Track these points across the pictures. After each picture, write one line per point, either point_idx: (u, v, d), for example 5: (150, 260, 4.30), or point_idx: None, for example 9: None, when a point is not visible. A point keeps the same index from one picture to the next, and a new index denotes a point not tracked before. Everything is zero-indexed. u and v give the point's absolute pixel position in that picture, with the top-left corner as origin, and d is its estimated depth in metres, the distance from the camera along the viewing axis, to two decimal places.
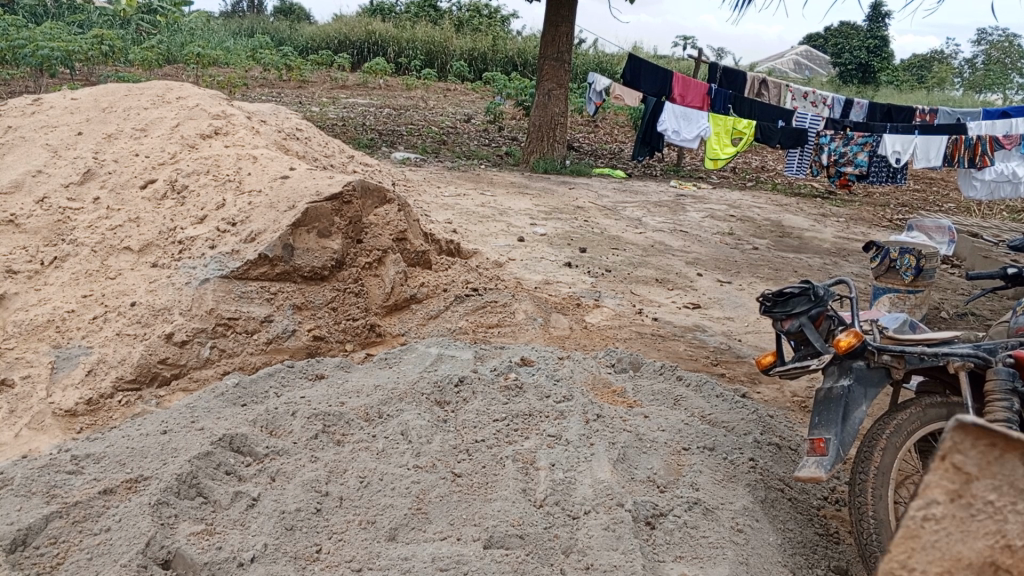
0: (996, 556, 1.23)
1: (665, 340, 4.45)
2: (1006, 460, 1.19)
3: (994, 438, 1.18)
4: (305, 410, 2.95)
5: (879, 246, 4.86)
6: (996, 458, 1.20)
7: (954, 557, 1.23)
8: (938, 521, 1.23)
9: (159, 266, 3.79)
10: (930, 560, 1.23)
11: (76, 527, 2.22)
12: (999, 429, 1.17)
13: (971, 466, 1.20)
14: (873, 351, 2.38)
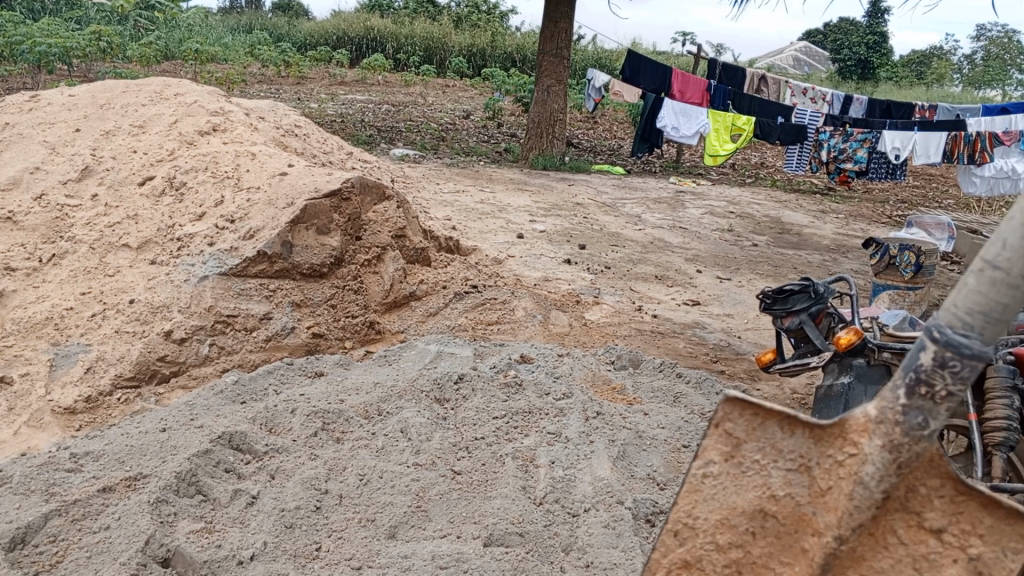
0: (763, 504, 1.62)
1: (664, 337, 4.44)
2: (765, 427, 1.58)
3: (755, 410, 1.57)
4: (305, 407, 2.94)
5: (879, 244, 4.84)
6: (757, 425, 1.59)
7: (729, 503, 1.64)
8: (715, 476, 1.64)
9: (158, 263, 3.78)
10: (710, 509, 1.65)
11: (75, 525, 2.21)
12: (758, 404, 1.57)
13: (738, 432, 1.61)
14: (874, 348, 2.33)
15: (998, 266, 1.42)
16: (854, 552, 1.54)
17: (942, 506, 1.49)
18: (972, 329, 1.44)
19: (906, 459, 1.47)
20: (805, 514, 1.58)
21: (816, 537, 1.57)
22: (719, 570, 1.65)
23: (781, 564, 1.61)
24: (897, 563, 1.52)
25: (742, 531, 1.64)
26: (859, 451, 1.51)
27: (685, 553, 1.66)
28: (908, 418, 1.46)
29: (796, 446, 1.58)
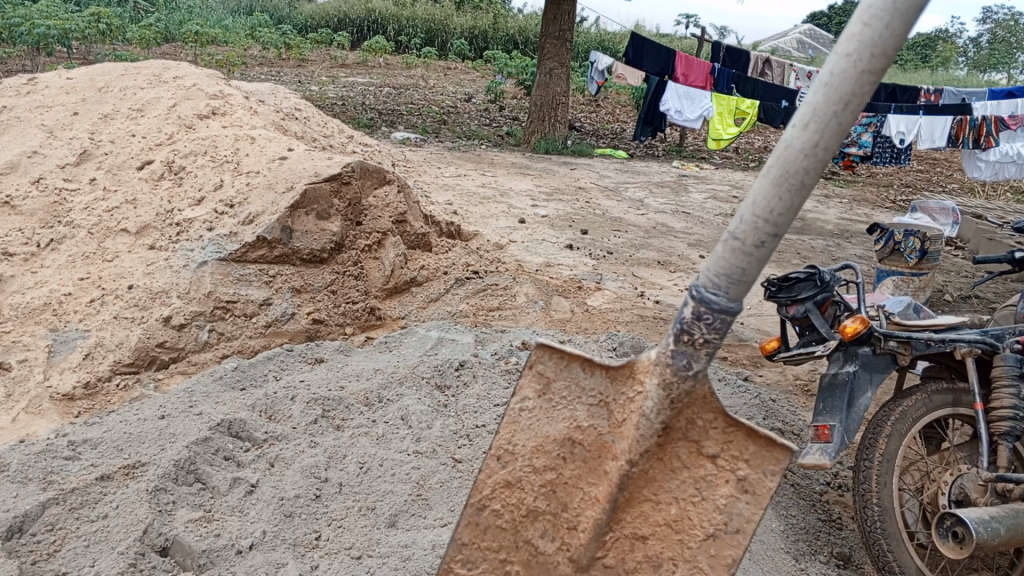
0: (571, 433, 1.92)
1: (667, 323, 4.42)
2: (570, 368, 1.94)
3: (560, 352, 1.93)
4: (304, 394, 2.92)
5: (883, 229, 4.80)
6: (564, 366, 1.94)
7: (543, 433, 1.93)
8: (530, 410, 1.94)
9: (156, 248, 3.75)
10: (526, 437, 1.94)
11: (73, 513, 2.20)
12: (562, 348, 1.93)
13: (548, 371, 1.95)
14: (880, 337, 2.35)
15: (737, 238, 1.73)
16: (647, 473, 1.86)
17: (716, 435, 1.86)
18: (721, 289, 1.77)
19: (678, 395, 1.81)
20: (607, 442, 1.90)
21: (614, 460, 1.87)
22: (537, 490, 1.91)
23: (587, 487, 1.89)
24: (682, 484, 1.87)
25: (554, 455, 1.93)
26: (643, 389, 1.86)
27: (506, 475, 1.92)
28: (676, 360, 1.81)
29: (595, 383, 1.92)
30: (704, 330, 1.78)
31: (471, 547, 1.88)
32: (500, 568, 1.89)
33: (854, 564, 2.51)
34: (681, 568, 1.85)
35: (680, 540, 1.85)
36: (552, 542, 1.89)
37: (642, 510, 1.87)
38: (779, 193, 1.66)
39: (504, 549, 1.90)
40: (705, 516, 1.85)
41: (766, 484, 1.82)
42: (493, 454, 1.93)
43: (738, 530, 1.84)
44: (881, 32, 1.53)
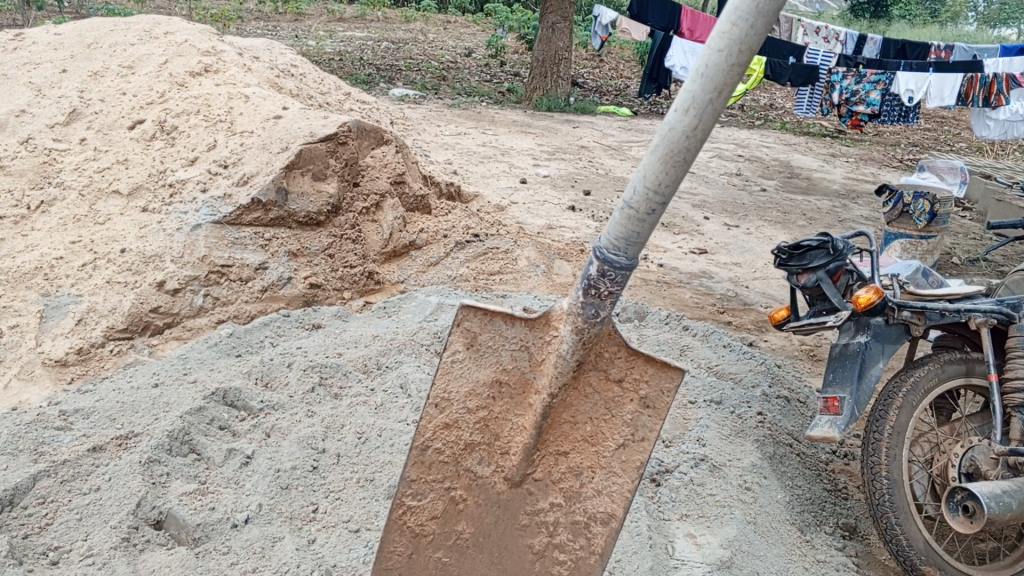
0: (498, 376, 1.98)
1: (670, 288, 4.34)
2: (494, 322, 1.95)
3: (483, 310, 1.94)
4: (301, 361, 2.87)
5: (892, 190, 4.72)
6: (488, 321, 1.95)
7: (473, 378, 1.97)
8: (461, 360, 1.96)
9: (149, 210, 3.67)
10: (459, 384, 1.97)
11: (64, 486, 2.15)
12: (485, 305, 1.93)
13: (474, 327, 1.95)
14: (893, 307, 2.28)
15: (631, 206, 1.76)
16: (565, 400, 1.96)
17: (621, 363, 1.95)
18: (621, 250, 1.82)
19: (589, 337, 1.89)
20: (528, 379, 1.97)
21: (537, 395, 1.96)
22: (473, 429, 1.96)
23: (515, 417, 1.97)
24: (595, 405, 1.97)
25: (485, 396, 1.97)
26: (558, 334, 1.93)
27: (444, 418, 1.95)
28: (585, 311, 1.88)
29: (517, 333, 1.96)
30: (609, 284, 1.85)
31: (417, 483, 1.91)
32: (445, 497, 1.92)
33: (859, 535, 2.48)
34: (599, 475, 1.95)
35: (596, 451, 1.96)
36: (487, 467, 1.96)
37: (563, 428, 1.97)
38: (665, 167, 1.69)
39: (447, 479, 1.93)
40: (614, 429, 1.96)
41: (664, 395, 1.94)
42: (432, 401, 1.95)
43: (643, 438, 1.95)
44: (748, 32, 1.57)
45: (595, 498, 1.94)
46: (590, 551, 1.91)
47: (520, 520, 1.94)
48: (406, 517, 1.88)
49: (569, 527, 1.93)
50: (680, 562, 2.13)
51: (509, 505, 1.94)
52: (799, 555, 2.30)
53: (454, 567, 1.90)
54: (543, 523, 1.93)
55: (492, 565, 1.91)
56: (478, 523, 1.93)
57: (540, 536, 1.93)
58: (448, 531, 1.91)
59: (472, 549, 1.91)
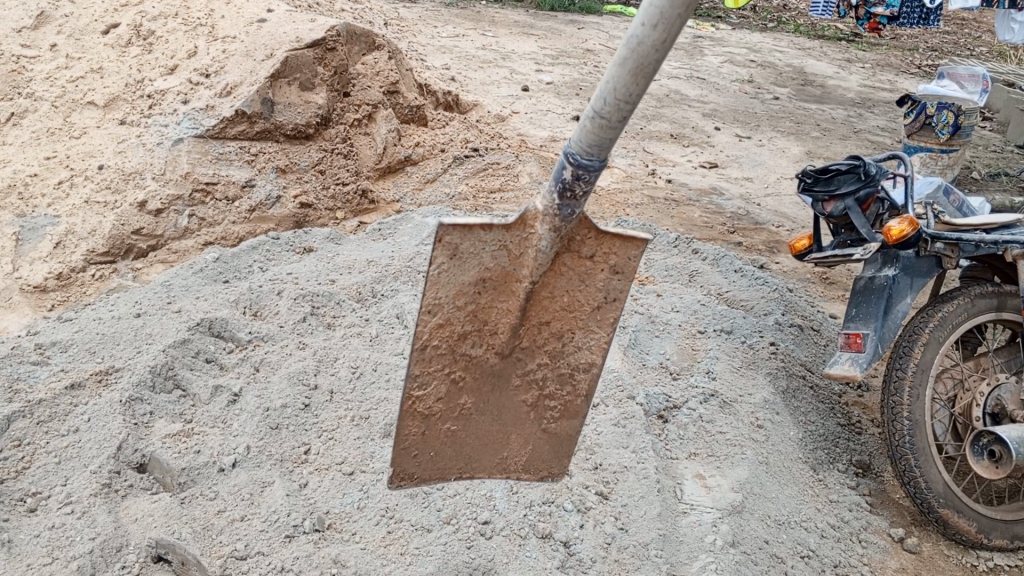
0: (481, 273, 1.68)
1: (679, 206, 4.15)
2: (474, 230, 1.62)
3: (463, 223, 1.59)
4: (291, 289, 2.72)
5: (914, 101, 4.47)
6: (468, 230, 1.62)
7: (456, 282, 1.66)
8: (439, 268, 1.63)
9: (127, 123, 3.45)
10: (444, 288, 1.66)
11: (41, 428, 2.04)
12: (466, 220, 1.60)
13: (454, 240, 1.61)
14: (926, 239, 2.11)
15: (600, 117, 1.48)
16: (545, 282, 1.71)
17: (591, 239, 1.70)
18: (593, 156, 1.56)
19: (565, 227, 1.64)
20: (509, 272, 1.69)
21: (520, 282, 1.69)
22: (464, 323, 1.70)
23: (501, 304, 1.71)
24: (570, 278, 1.73)
25: (471, 293, 1.69)
26: (537, 231, 1.65)
27: (437, 320, 1.67)
28: (562, 213, 1.62)
29: (494, 236, 1.65)
30: (585, 187, 1.59)
31: (420, 376, 1.70)
32: (446, 379, 1.73)
33: (873, 472, 2.39)
34: (579, 334, 1.77)
35: (574, 317, 1.76)
36: (480, 350, 1.73)
37: (543, 302, 1.74)
38: (636, 80, 1.42)
39: (446, 366, 1.72)
40: (589, 295, 1.75)
41: (636, 259, 1.71)
42: (420, 310, 1.65)
43: (616, 300, 1.75)
44: None
45: (576, 354, 1.79)
46: (575, 400, 1.82)
47: (513, 382, 1.79)
48: (414, 406, 1.71)
49: (554, 382, 1.80)
50: (689, 507, 2.05)
51: (502, 373, 1.77)
52: (811, 495, 2.22)
53: (461, 434, 1.78)
54: (534, 380, 1.79)
55: (493, 424, 1.80)
56: (477, 394, 1.77)
57: (533, 391, 1.80)
58: (453, 407, 1.75)
59: (475, 416, 1.78)
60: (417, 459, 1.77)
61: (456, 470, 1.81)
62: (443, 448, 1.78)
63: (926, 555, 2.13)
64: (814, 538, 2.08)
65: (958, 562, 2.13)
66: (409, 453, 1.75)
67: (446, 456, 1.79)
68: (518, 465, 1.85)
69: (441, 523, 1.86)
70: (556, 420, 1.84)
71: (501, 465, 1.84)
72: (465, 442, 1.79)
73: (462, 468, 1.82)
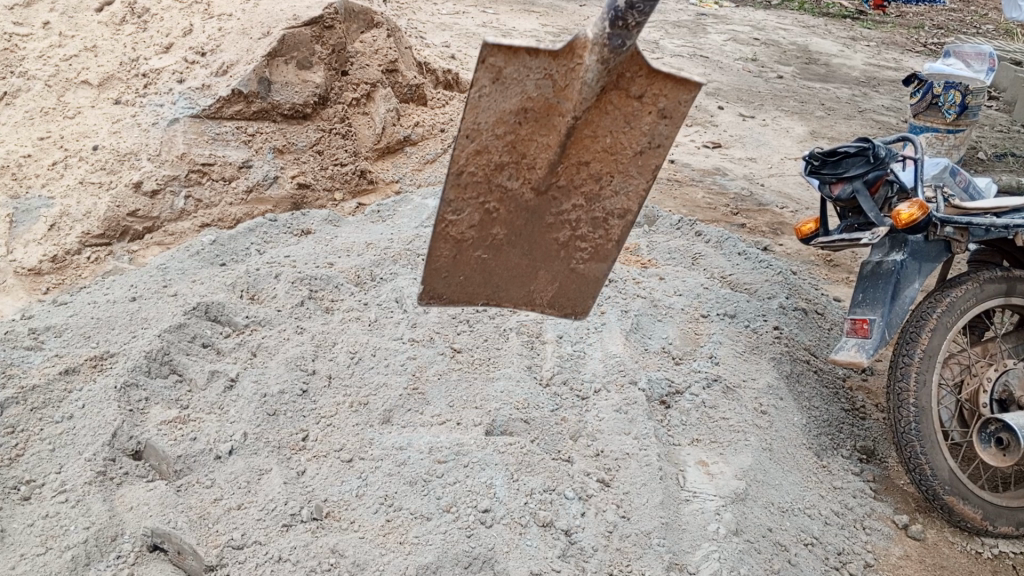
0: (524, 105, 1.76)
1: (682, 186, 4.11)
2: (520, 55, 1.70)
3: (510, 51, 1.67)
4: (289, 272, 2.68)
5: (920, 80, 4.37)
6: (515, 55, 1.70)
7: (499, 109, 1.75)
8: (483, 95, 1.72)
9: (122, 103, 3.41)
10: (486, 116, 1.75)
11: (35, 414, 2.01)
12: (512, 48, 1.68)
13: (499, 65, 1.70)
14: (937, 224, 2.08)
15: None
16: (588, 121, 1.79)
17: (640, 80, 1.76)
18: None
19: (612, 60, 1.70)
20: (552, 105, 1.77)
21: (562, 118, 1.78)
22: (502, 155, 1.81)
23: (541, 138, 1.81)
24: (615, 121, 1.81)
25: (511, 125, 1.78)
26: (585, 61, 1.72)
27: (475, 147, 1.78)
28: (612, 43, 1.68)
29: (540, 65, 1.73)
30: (637, 17, 1.64)
31: (454, 203, 1.83)
32: (481, 209, 1.86)
33: (877, 458, 2.36)
34: (616, 179, 1.87)
35: (615, 160, 1.85)
36: (515, 184, 1.85)
37: (584, 142, 1.82)
38: None
39: (481, 195, 1.84)
40: (632, 138, 1.83)
41: (685, 104, 1.79)
42: (460, 134, 1.76)
43: (659, 146, 1.84)
44: None
45: (611, 200, 1.89)
46: (605, 245, 1.94)
47: (545, 222, 1.91)
48: (447, 230, 1.87)
49: (586, 223, 1.92)
50: (692, 495, 2.02)
51: (537, 210, 1.89)
52: (815, 482, 2.19)
53: (491, 264, 1.94)
54: (567, 221, 1.91)
55: (523, 258, 1.95)
56: (510, 227, 1.90)
57: (564, 231, 1.92)
58: (484, 236, 1.90)
59: (506, 248, 1.92)
60: (446, 280, 1.94)
61: (484, 296, 1.99)
62: (473, 273, 1.95)
63: (930, 542, 2.10)
64: (818, 526, 2.05)
65: (963, 550, 2.11)
66: (439, 274, 1.93)
67: (476, 281, 1.96)
68: (544, 298, 2.01)
69: (441, 511, 1.84)
70: (585, 262, 1.97)
71: (528, 297, 2.01)
72: (493, 271, 1.95)
73: (490, 295, 1.99)
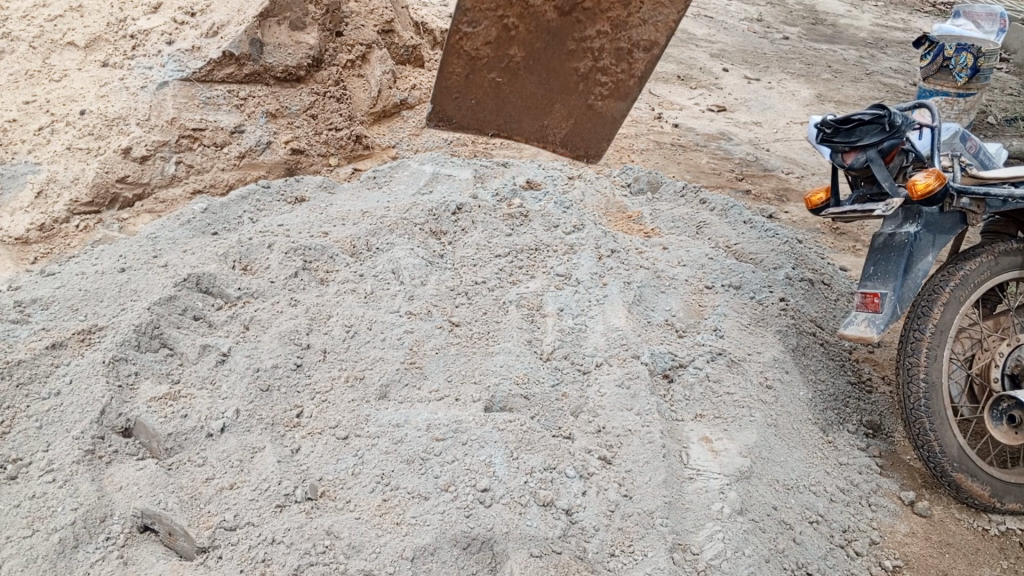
0: None
1: (685, 151, 4.02)
2: None
3: None
4: (282, 242, 2.61)
5: (931, 42, 4.24)
6: None
7: None
8: None
9: (110, 66, 3.31)
10: None
11: (21, 390, 1.96)
12: None
13: None
14: (953, 194, 2.01)
15: None
16: None
17: None
18: None
19: None
20: None
21: None
22: None
23: None
24: None
25: None
26: None
27: None
28: None
29: None
30: None
31: (470, 13, 1.45)
32: (497, 24, 1.49)
33: (884, 433, 2.31)
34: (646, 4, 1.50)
35: None
36: (538, 4, 1.48)
37: None
38: None
39: (499, 8, 1.47)
40: None
41: None
42: None
43: None
44: None
45: (638, 28, 1.52)
46: (628, 81, 1.59)
47: (566, 48, 1.55)
48: (462, 45, 1.50)
49: (604, 58, 1.57)
50: (695, 473, 1.98)
51: (558, 33, 1.53)
52: (820, 458, 2.15)
53: (505, 90, 1.60)
54: (589, 50, 1.56)
55: (539, 87, 1.61)
56: (528, 49, 1.54)
57: (585, 61, 1.57)
58: (500, 57, 1.54)
59: (521, 75, 1.58)
60: (458, 104, 1.60)
61: (493, 128, 1.65)
62: (486, 98, 1.60)
63: (937, 519, 2.05)
64: (823, 502, 2.01)
65: (970, 526, 2.04)
66: (449, 95, 1.58)
67: (487, 108, 1.62)
68: (557, 139, 1.70)
69: (439, 490, 1.79)
70: (604, 99, 1.63)
71: (540, 134, 1.68)
72: (506, 98, 1.61)
73: (505, 129, 1.65)
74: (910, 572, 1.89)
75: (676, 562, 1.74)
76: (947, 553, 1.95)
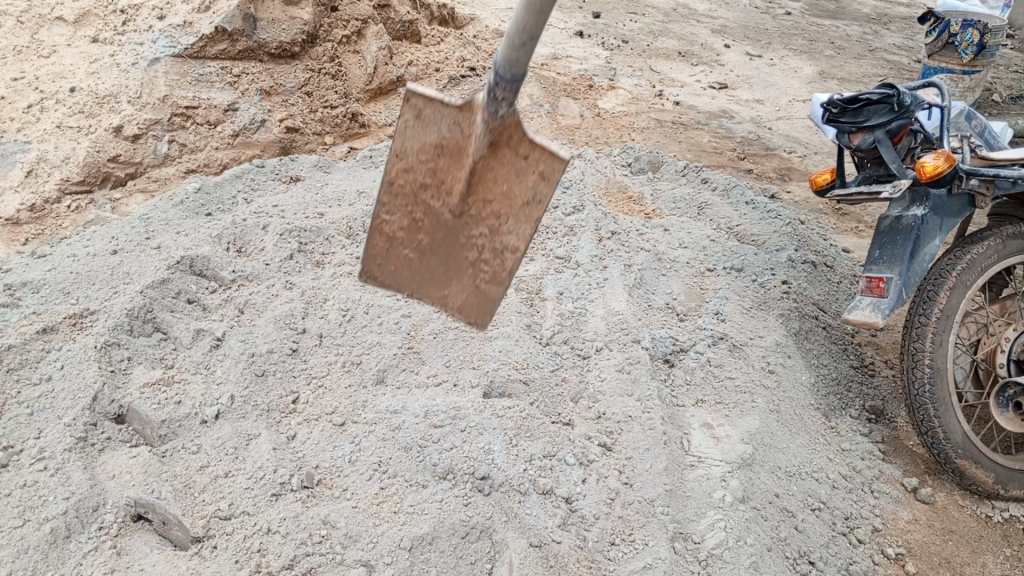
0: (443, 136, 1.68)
1: (687, 130, 3.97)
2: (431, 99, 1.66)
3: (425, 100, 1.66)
4: (277, 224, 2.57)
5: (936, 18, 4.15)
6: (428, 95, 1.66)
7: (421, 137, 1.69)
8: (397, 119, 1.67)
9: (99, 41, 3.28)
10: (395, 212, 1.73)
11: (11, 376, 1.92)
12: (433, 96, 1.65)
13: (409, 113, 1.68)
14: (962, 176, 1.97)
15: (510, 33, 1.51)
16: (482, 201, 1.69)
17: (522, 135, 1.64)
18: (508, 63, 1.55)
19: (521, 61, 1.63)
20: (458, 137, 1.68)
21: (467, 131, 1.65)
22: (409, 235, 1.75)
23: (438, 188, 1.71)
24: (518, 224, 1.68)
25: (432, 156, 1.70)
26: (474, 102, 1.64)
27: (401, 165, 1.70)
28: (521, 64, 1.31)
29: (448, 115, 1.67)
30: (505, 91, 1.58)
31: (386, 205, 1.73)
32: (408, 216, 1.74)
33: (887, 418, 2.28)
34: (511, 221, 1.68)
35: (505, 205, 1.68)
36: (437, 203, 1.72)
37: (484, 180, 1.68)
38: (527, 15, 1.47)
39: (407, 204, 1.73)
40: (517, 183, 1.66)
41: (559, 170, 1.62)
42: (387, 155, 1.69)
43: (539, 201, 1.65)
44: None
45: (508, 235, 1.69)
46: (501, 272, 1.71)
47: (459, 242, 1.72)
48: (381, 228, 1.75)
49: (488, 255, 1.71)
50: (697, 460, 1.96)
51: (452, 228, 1.72)
52: (823, 444, 2.12)
53: (416, 263, 1.76)
54: (471, 242, 1.72)
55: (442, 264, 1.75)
56: (431, 236, 1.74)
57: (472, 252, 1.72)
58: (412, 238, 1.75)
59: (429, 253, 1.75)
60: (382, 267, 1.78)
61: (406, 290, 1.78)
62: (400, 267, 1.77)
63: (941, 505, 2.02)
64: (825, 489, 1.98)
65: (972, 513, 2.01)
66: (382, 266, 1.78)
67: (401, 274, 1.78)
68: (455, 303, 1.76)
69: (437, 478, 1.77)
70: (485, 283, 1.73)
71: (441, 300, 1.76)
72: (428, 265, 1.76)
73: (413, 291, 1.78)
74: (913, 560, 1.86)
75: (678, 552, 1.71)
76: (950, 540, 1.93)
